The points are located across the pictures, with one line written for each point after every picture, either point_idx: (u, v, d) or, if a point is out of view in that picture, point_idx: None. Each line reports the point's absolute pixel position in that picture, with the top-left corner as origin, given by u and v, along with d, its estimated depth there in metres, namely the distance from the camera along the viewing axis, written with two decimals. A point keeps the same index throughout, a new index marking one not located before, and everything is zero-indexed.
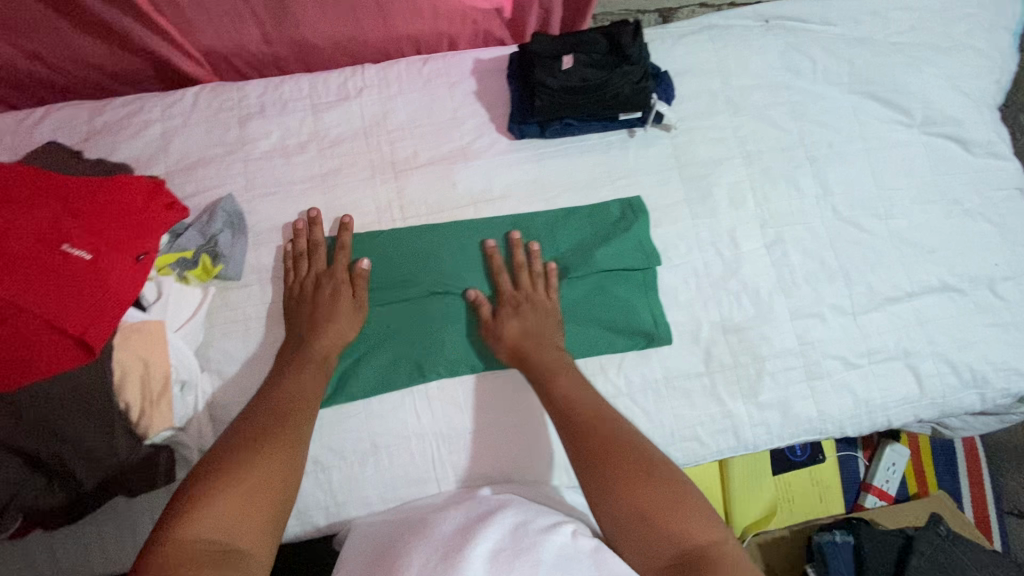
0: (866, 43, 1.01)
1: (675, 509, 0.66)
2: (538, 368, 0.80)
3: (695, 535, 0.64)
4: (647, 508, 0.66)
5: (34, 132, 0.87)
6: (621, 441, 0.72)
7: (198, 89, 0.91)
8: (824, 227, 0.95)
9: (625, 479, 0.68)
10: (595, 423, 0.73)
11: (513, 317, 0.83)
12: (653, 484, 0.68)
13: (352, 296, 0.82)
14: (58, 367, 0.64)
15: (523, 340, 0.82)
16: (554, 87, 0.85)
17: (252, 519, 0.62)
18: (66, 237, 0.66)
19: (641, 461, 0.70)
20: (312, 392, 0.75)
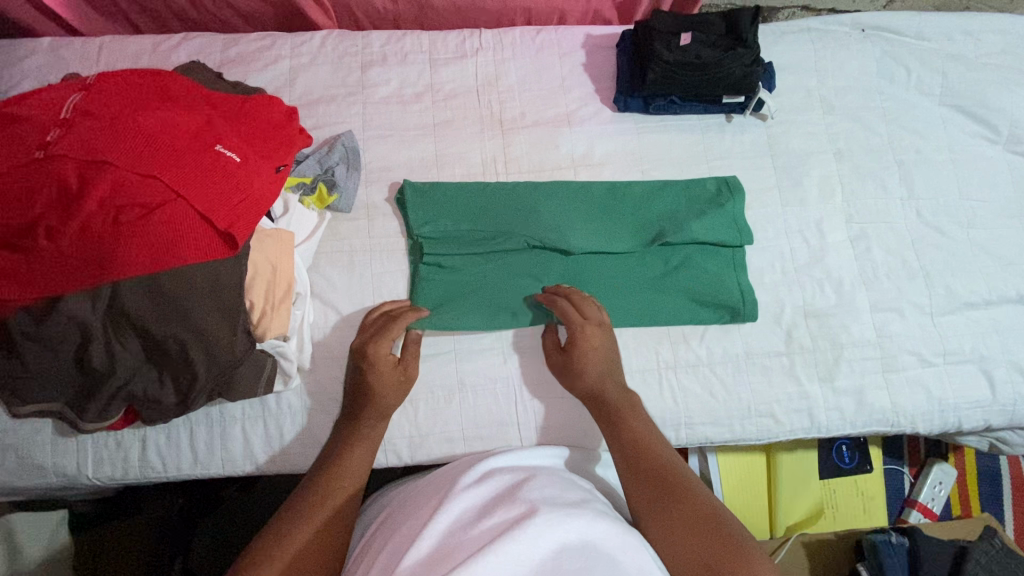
0: (958, 59, 1.05)
1: (734, 564, 0.58)
2: (608, 411, 0.76)
3: None
4: (705, 560, 0.59)
5: (172, 55, 0.93)
6: (677, 489, 0.66)
7: (326, 33, 0.96)
8: (907, 228, 0.97)
9: (684, 520, 0.63)
10: (648, 474, 0.68)
11: (590, 358, 0.79)
12: (710, 542, 0.60)
13: (399, 375, 0.79)
14: (202, 257, 0.67)
15: (598, 386, 0.78)
16: (671, 61, 0.90)
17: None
18: (220, 139, 0.70)
19: (700, 519, 0.63)
20: (361, 468, 0.72)
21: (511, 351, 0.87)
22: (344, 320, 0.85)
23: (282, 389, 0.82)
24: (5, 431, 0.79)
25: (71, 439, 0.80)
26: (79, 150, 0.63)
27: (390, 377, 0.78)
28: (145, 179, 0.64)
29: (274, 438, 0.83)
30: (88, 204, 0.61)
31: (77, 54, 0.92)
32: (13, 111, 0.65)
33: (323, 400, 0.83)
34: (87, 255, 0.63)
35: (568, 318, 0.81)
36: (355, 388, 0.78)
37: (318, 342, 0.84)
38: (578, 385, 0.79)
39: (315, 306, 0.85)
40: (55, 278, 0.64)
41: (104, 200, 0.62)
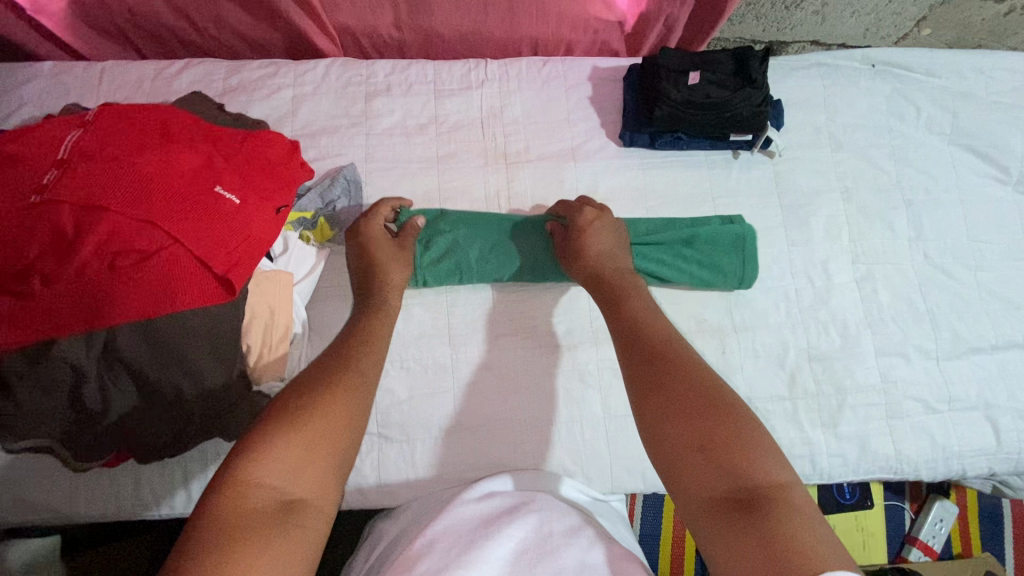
0: (969, 97, 1.03)
1: (739, 446, 0.52)
2: (608, 291, 0.72)
3: (759, 473, 0.50)
4: (703, 439, 0.52)
5: (173, 82, 0.92)
6: (677, 365, 0.58)
7: (330, 61, 0.95)
8: (914, 270, 0.96)
9: (683, 398, 0.55)
10: (652, 350, 0.60)
11: (593, 238, 0.80)
12: (715, 421, 0.53)
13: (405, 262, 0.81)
14: (199, 303, 0.66)
15: (600, 265, 0.77)
16: (678, 100, 0.89)
17: (316, 465, 0.52)
18: (219, 181, 0.69)
19: (700, 389, 0.56)
20: (382, 338, 0.68)
21: (511, 390, 0.86)
22: None
23: None
24: None
25: (64, 473, 0.80)
26: (76, 196, 0.61)
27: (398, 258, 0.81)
28: (144, 225, 0.63)
29: None
30: (84, 251, 0.60)
31: (78, 79, 0.92)
32: (9, 151, 0.64)
33: None
34: (81, 302, 0.62)
35: (573, 210, 0.84)
36: (365, 273, 0.79)
37: None
38: (582, 269, 0.78)
39: (312, 344, 0.84)
40: (48, 325, 0.62)
41: (101, 247, 0.61)
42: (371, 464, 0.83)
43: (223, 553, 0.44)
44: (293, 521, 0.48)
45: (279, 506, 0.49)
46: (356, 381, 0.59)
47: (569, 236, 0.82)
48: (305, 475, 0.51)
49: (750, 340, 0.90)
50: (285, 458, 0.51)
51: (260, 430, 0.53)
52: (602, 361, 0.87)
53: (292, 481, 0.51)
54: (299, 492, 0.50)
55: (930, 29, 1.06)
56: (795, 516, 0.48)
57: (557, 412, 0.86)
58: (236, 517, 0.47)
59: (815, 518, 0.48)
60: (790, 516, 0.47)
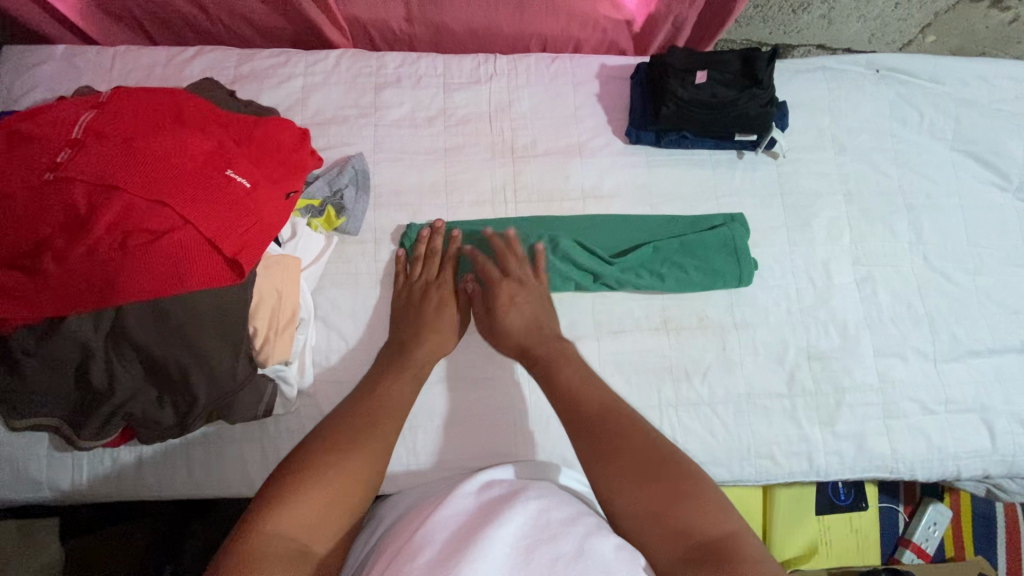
0: (971, 104, 1.04)
1: (688, 506, 0.58)
2: (539, 361, 0.77)
3: (709, 529, 0.56)
4: (654, 506, 0.58)
5: (185, 68, 0.93)
6: (629, 432, 0.64)
7: (340, 52, 0.96)
8: (914, 272, 0.97)
9: (628, 470, 0.60)
10: (598, 424, 0.65)
11: (516, 313, 0.82)
12: (665, 484, 0.59)
13: (455, 313, 0.84)
14: (208, 283, 0.67)
15: (528, 337, 0.80)
16: (684, 98, 0.90)
17: (330, 517, 0.57)
18: (230, 164, 0.69)
19: (646, 454, 0.61)
20: (404, 398, 0.71)
21: (509, 381, 0.87)
22: (347, 345, 0.85)
23: (282, 412, 0.82)
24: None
25: (66, 452, 0.80)
26: (89, 173, 0.62)
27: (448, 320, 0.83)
28: (155, 204, 0.64)
29: (270, 460, 0.82)
30: (96, 229, 0.61)
31: (90, 63, 0.92)
32: (24, 129, 0.65)
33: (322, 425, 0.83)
34: (91, 279, 0.62)
35: (492, 274, 0.85)
36: (409, 316, 0.83)
37: (320, 364, 0.84)
38: (509, 343, 0.81)
39: (319, 330, 0.85)
40: (57, 300, 0.63)
41: (111, 225, 0.62)
42: None
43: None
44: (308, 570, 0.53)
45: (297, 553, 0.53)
46: (378, 446, 0.63)
47: (491, 306, 0.83)
48: (321, 529, 0.56)
49: (750, 337, 0.91)
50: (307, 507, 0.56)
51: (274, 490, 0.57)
52: (604, 353, 0.88)
53: (310, 533, 0.55)
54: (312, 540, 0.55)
55: (935, 36, 1.07)
56: (746, 559, 0.53)
57: None
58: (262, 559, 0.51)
59: (762, 560, 0.54)
60: (742, 561, 0.53)
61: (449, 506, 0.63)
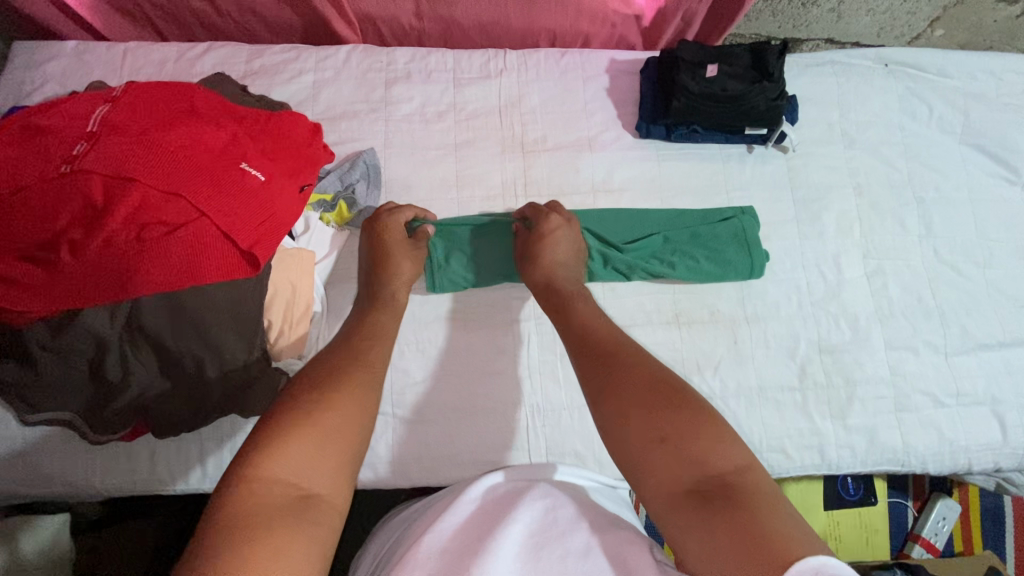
0: (980, 98, 1.04)
1: (695, 438, 0.52)
2: (562, 297, 0.74)
3: (718, 463, 0.50)
4: (664, 431, 0.52)
5: (196, 63, 0.93)
6: (629, 364, 0.58)
7: (350, 47, 0.96)
8: (923, 265, 0.97)
9: (633, 398, 0.55)
10: (608, 357, 0.60)
11: (550, 247, 0.81)
12: (674, 411, 0.53)
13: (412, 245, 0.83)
14: (223, 277, 0.67)
15: (555, 273, 0.78)
16: (695, 92, 0.90)
17: (325, 458, 0.52)
18: (244, 157, 0.69)
19: (648, 383, 0.56)
20: (387, 338, 0.68)
21: (520, 375, 0.87)
22: None
23: None
24: (12, 439, 0.79)
25: (80, 447, 0.80)
26: (104, 166, 0.62)
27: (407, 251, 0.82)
28: (171, 197, 0.64)
29: None
30: (113, 221, 0.61)
31: (101, 59, 0.92)
32: (40, 122, 0.65)
33: None
34: (108, 272, 0.62)
35: (539, 214, 0.85)
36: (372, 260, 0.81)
37: None
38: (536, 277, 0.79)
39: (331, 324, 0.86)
40: (74, 293, 0.63)
41: (128, 217, 0.62)
42: (386, 444, 0.84)
43: (241, 546, 0.44)
44: (309, 515, 0.48)
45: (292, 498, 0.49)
46: (363, 382, 0.59)
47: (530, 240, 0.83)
48: (314, 472, 0.51)
49: (761, 330, 0.91)
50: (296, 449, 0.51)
51: (260, 434, 0.52)
52: None
53: (309, 477, 0.51)
54: (309, 483, 0.50)
55: (943, 30, 1.07)
56: (760, 501, 0.47)
57: (569, 396, 0.87)
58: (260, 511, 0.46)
59: (776, 498, 0.48)
60: (755, 495, 0.47)
61: (459, 509, 0.62)
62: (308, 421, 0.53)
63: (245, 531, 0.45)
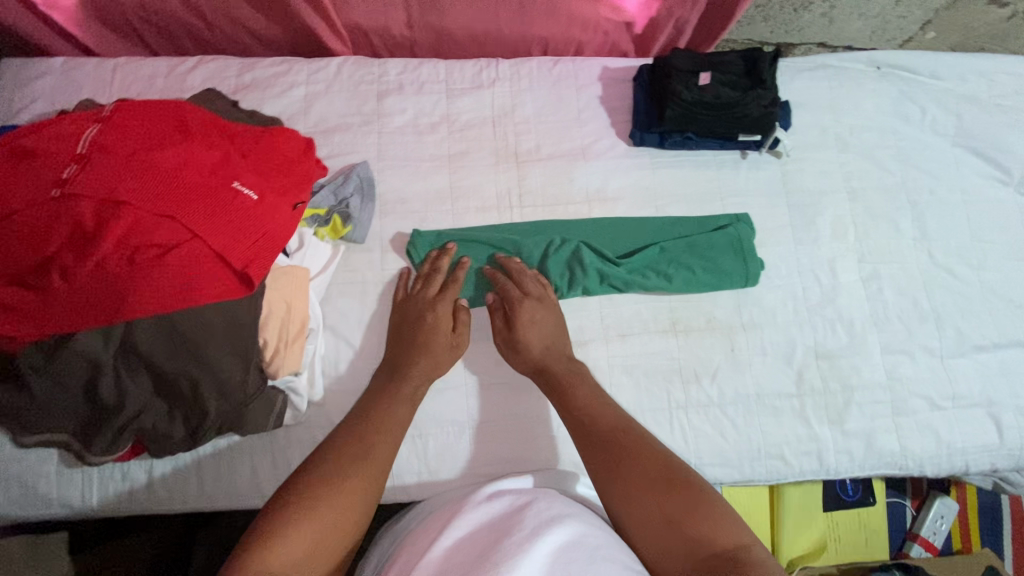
0: (972, 100, 1.05)
1: (698, 516, 0.59)
2: (557, 387, 0.77)
3: (721, 538, 0.57)
4: (673, 516, 0.60)
5: (185, 78, 0.92)
6: (634, 452, 0.66)
7: (342, 59, 0.96)
8: (918, 269, 0.97)
9: (637, 482, 0.63)
10: (615, 442, 0.68)
11: (533, 332, 0.81)
12: (676, 494, 0.61)
13: (450, 334, 0.81)
14: (217, 296, 0.66)
15: (546, 358, 0.80)
16: (689, 100, 0.90)
17: (318, 555, 0.57)
18: (237, 176, 0.69)
19: (655, 470, 0.64)
20: (398, 420, 0.72)
21: (519, 387, 0.86)
22: (356, 353, 0.84)
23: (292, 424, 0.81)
24: (8, 461, 0.78)
25: (76, 469, 0.80)
26: (95, 188, 0.62)
27: (447, 350, 0.80)
28: (163, 219, 0.63)
29: (281, 470, 0.81)
30: (105, 244, 0.61)
31: (90, 75, 0.92)
32: (29, 145, 0.65)
33: None
34: (101, 295, 0.62)
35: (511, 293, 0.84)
36: (405, 328, 0.81)
37: (328, 374, 0.83)
38: (526, 362, 0.81)
39: (327, 340, 0.84)
40: (66, 317, 0.62)
41: (120, 240, 0.61)
42: None
43: None
44: None
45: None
46: (366, 474, 0.64)
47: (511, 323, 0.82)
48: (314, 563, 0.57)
49: (758, 337, 0.91)
50: (292, 543, 0.56)
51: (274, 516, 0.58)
52: (612, 357, 0.88)
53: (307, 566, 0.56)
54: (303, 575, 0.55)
55: (934, 33, 1.07)
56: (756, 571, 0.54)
57: None
58: None
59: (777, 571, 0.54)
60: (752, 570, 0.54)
61: (472, 511, 0.64)
62: (315, 512, 0.59)
63: None
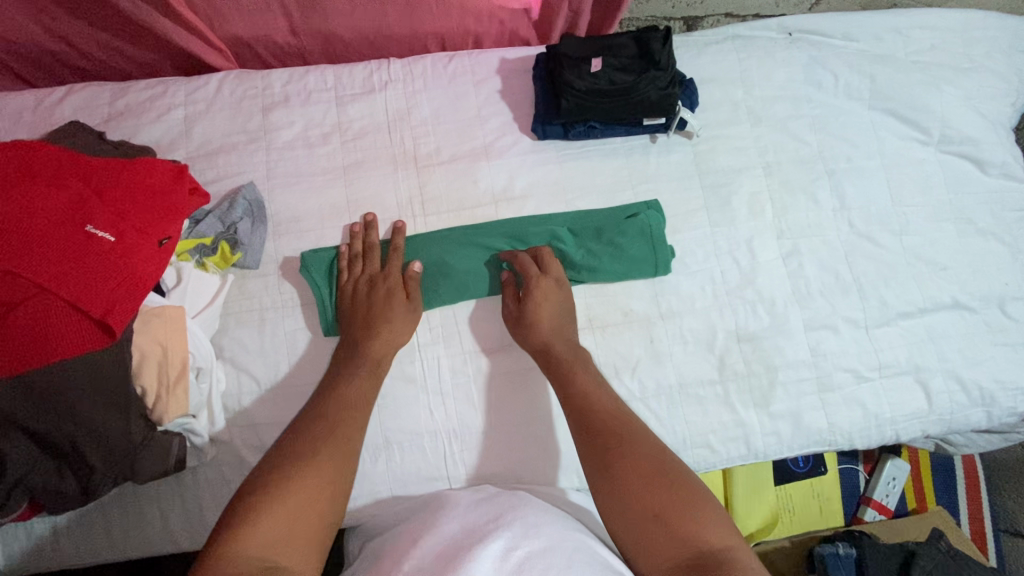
0: (886, 60, 1.02)
1: (685, 514, 0.62)
2: (558, 366, 0.78)
3: (708, 539, 0.60)
4: (658, 510, 0.63)
5: (55, 110, 0.87)
6: (629, 440, 0.69)
7: (222, 76, 0.91)
8: (840, 240, 0.95)
9: (626, 462, 0.67)
10: (609, 428, 0.70)
11: (545, 309, 0.81)
12: (667, 488, 0.64)
13: (405, 303, 0.82)
14: (79, 350, 0.63)
15: (551, 337, 0.80)
16: (581, 89, 0.86)
17: (301, 537, 0.60)
18: (90, 219, 0.65)
19: (650, 459, 0.67)
20: (360, 405, 0.74)
21: (433, 402, 0.84)
22: (259, 385, 0.81)
23: (197, 464, 0.79)
24: None
25: None
26: None
27: (402, 315, 0.81)
28: (7, 274, 0.60)
29: (192, 513, 0.79)
30: None
31: None
32: None
33: (241, 469, 0.80)
34: None
35: (528, 275, 0.84)
36: (360, 310, 0.81)
37: (231, 409, 0.81)
38: (532, 344, 0.81)
39: (226, 373, 0.81)
40: None
41: None
42: None
43: None
44: None
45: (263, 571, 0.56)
46: (335, 458, 0.67)
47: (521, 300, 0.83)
48: (288, 546, 0.59)
49: (677, 326, 0.89)
50: (267, 526, 0.59)
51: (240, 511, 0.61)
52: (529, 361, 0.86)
53: (274, 554, 0.58)
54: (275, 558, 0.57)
55: None
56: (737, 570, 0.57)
57: (484, 419, 0.84)
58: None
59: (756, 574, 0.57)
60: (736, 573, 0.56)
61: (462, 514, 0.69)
62: (283, 496, 0.62)
63: None
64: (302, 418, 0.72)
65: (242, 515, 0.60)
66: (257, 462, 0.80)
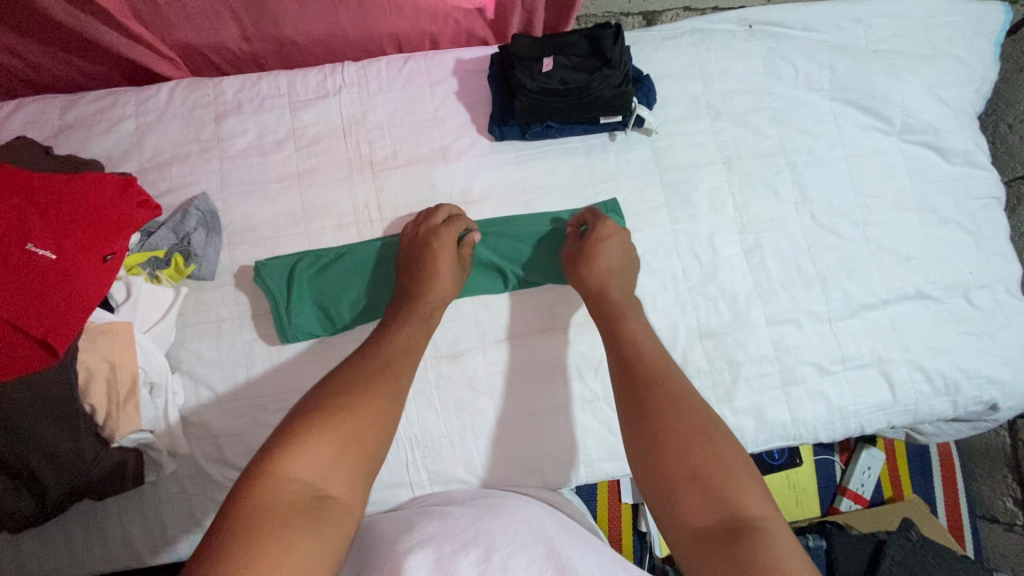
0: (846, 50, 1.01)
1: (722, 474, 0.61)
2: (609, 307, 0.80)
3: (745, 506, 0.59)
4: (694, 470, 0.62)
5: (4, 125, 0.86)
6: (672, 396, 0.69)
7: (173, 85, 0.90)
8: (802, 234, 0.95)
9: (666, 409, 0.67)
10: (654, 376, 0.71)
11: (604, 255, 0.83)
12: (707, 443, 0.64)
13: (458, 262, 0.84)
14: (22, 369, 0.63)
15: (606, 282, 0.82)
16: (534, 89, 0.86)
17: (347, 469, 0.61)
18: (28, 235, 0.63)
19: (691, 412, 0.67)
20: (411, 353, 0.74)
21: None
22: (218, 397, 0.81)
23: (157, 478, 0.79)
24: None
25: None
26: None
27: (455, 271, 0.83)
28: None
29: (154, 528, 0.79)
30: None
31: None
32: None
33: (202, 482, 0.80)
34: None
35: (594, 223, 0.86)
36: (414, 262, 0.82)
37: (190, 422, 0.80)
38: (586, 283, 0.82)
39: (184, 386, 0.81)
40: None
41: None
42: None
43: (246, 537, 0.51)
44: (316, 516, 0.56)
45: (306, 501, 0.57)
46: (385, 395, 0.67)
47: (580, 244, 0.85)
48: (333, 478, 0.59)
49: None
50: (312, 458, 0.59)
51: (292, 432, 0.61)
52: (489, 364, 0.86)
53: (320, 482, 0.58)
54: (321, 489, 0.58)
55: None
56: (769, 541, 0.55)
57: (445, 424, 0.84)
58: (267, 506, 0.54)
59: (790, 549, 0.55)
60: (768, 542, 0.55)
61: (434, 517, 0.68)
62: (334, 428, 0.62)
63: (245, 529, 0.52)
64: (361, 352, 0.73)
65: (291, 438, 0.60)
66: (219, 474, 0.80)
